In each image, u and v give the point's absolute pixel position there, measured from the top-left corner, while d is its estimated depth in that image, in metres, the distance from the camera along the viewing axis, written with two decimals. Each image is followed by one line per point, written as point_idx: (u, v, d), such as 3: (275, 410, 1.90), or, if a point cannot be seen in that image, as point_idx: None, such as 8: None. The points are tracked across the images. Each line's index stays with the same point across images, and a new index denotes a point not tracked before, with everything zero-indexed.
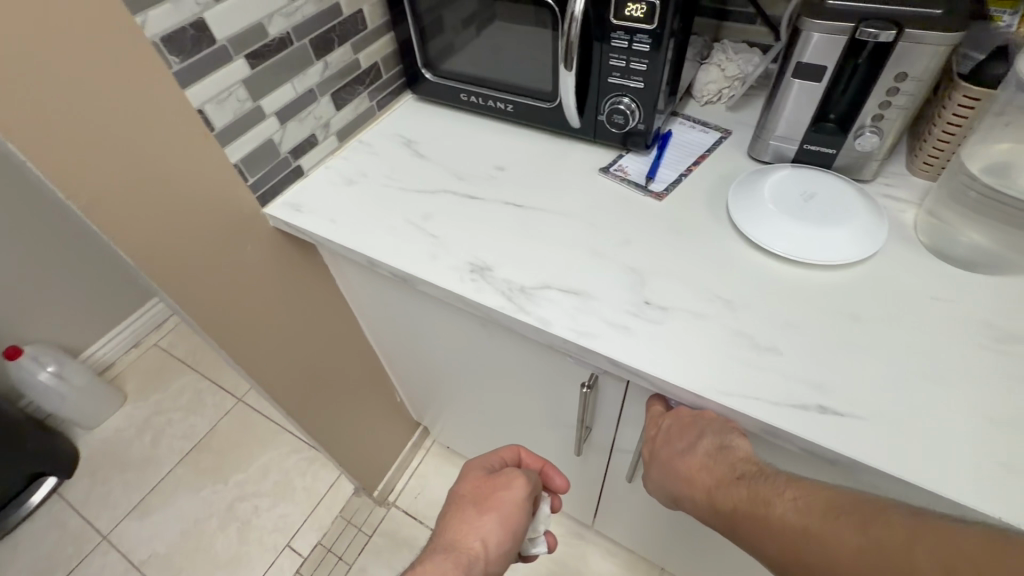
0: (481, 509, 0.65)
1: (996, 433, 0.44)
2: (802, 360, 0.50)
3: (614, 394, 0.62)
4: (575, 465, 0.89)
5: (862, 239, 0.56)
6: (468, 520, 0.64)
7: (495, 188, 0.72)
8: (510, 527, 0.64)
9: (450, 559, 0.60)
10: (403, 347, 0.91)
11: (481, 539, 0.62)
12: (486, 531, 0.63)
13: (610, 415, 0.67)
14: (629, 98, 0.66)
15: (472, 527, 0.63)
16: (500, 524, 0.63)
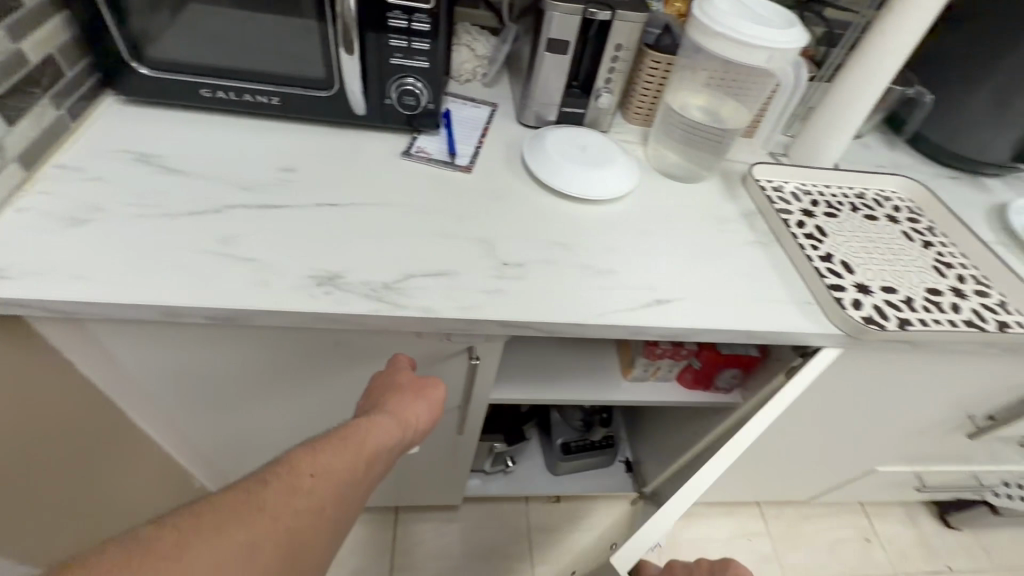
0: (417, 391, 0.52)
1: (747, 281, 0.65)
2: (632, 272, 0.62)
3: (494, 359, 0.67)
4: (449, 446, 0.90)
5: (626, 174, 0.73)
6: (397, 399, 0.51)
7: (295, 191, 0.63)
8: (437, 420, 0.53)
9: (378, 430, 0.46)
10: (213, 411, 0.73)
11: (409, 416, 0.50)
12: (412, 411, 0.50)
13: (488, 380, 0.71)
14: (415, 79, 0.67)
15: (402, 405, 0.50)
16: (429, 404, 0.52)
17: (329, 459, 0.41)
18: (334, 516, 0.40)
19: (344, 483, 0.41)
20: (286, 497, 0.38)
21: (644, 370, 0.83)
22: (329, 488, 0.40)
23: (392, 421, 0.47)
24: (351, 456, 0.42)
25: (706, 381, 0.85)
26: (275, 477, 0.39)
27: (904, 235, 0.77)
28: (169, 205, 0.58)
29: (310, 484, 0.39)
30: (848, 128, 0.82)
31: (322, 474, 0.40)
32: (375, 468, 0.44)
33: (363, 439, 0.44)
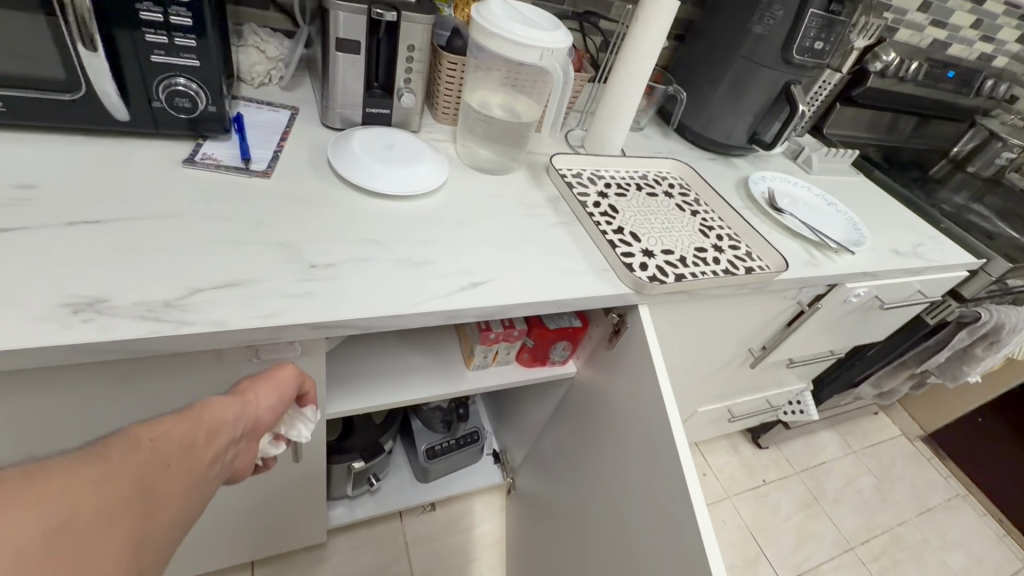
0: (263, 376, 0.50)
1: (553, 256, 0.71)
2: (447, 260, 0.65)
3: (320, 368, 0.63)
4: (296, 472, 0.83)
5: (437, 169, 0.76)
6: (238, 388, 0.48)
7: (34, 210, 0.52)
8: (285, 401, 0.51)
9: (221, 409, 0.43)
10: None
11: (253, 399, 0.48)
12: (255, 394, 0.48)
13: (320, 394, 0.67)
14: (187, 79, 0.61)
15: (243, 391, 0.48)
16: (274, 385, 0.50)
17: (175, 424, 0.38)
18: (184, 482, 0.36)
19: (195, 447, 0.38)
20: (136, 449, 0.34)
21: (485, 357, 0.87)
22: (178, 450, 0.37)
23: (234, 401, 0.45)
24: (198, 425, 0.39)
25: (542, 357, 0.91)
26: (115, 438, 0.34)
27: (677, 207, 0.93)
28: None
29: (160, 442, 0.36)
30: (626, 119, 0.95)
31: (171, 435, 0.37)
32: (226, 438, 0.42)
33: (207, 412, 0.41)
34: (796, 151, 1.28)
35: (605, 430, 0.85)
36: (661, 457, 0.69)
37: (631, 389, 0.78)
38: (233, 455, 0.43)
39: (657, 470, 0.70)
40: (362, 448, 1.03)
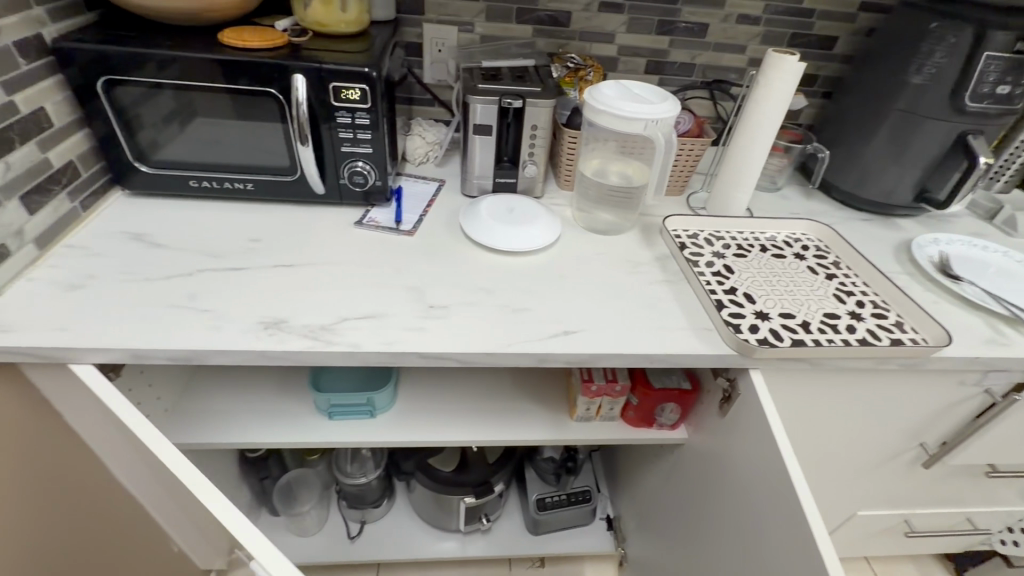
0: None
1: (650, 312, 0.73)
2: (545, 309, 0.71)
3: None
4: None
5: (549, 229, 0.84)
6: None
7: (256, 256, 0.75)
8: None
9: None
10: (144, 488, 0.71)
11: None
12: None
13: None
14: (363, 162, 0.81)
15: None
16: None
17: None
18: None
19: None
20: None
21: (588, 409, 0.88)
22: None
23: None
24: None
25: (649, 419, 0.89)
26: None
27: (809, 270, 0.85)
28: (151, 270, 0.70)
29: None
30: (751, 180, 0.93)
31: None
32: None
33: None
34: (992, 210, 1.07)
35: (715, 505, 0.78)
36: (787, 524, 0.61)
37: (740, 451, 0.71)
38: None
39: (783, 535, 0.62)
40: (473, 484, 1.10)
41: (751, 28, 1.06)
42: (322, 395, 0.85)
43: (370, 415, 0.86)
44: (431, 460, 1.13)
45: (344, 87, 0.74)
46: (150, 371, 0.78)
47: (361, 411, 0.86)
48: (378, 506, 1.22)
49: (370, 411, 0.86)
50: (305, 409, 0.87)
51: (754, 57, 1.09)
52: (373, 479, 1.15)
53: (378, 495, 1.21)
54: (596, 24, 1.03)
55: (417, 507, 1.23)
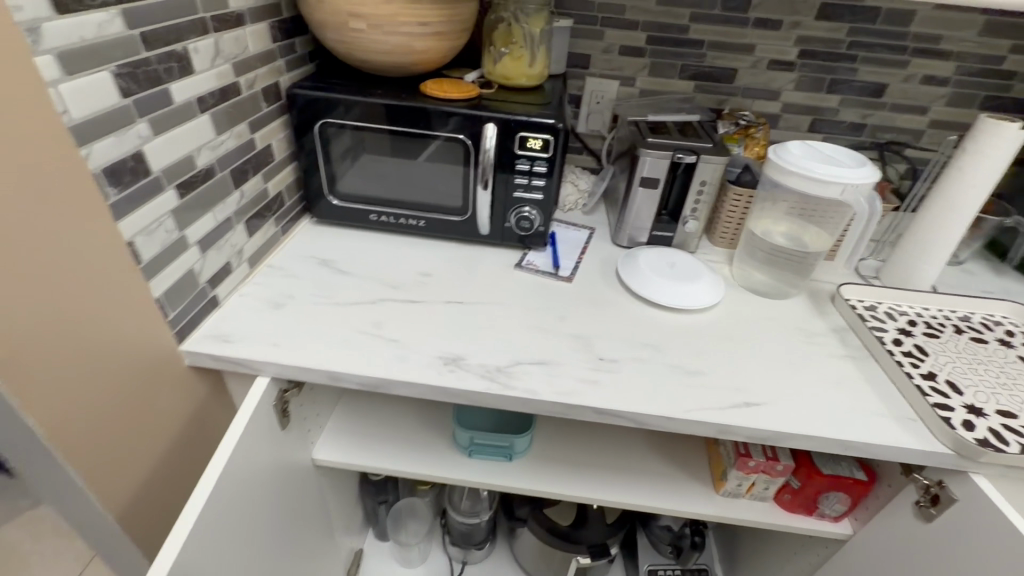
0: None
1: (837, 392, 0.67)
2: (719, 375, 0.67)
3: None
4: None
5: (713, 288, 0.81)
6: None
7: (430, 291, 0.78)
8: None
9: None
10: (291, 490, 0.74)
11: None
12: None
13: None
14: (531, 207, 0.84)
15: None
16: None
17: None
18: None
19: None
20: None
21: (739, 485, 0.81)
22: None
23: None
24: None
25: (808, 505, 0.80)
26: None
27: (1021, 360, 0.74)
28: (339, 295, 0.75)
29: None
30: (942, 253, 0.84)
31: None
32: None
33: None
34: None
35: None
36: None
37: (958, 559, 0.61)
38: None
39: None
40: (587, 543, 1.04)
41: (936, 90, 0.98)
42: (466, 431, 0.86)
43: (506, 457, 0.86)
44: (547, 511, 1.09)
45: (529, 137, 0.77)
46: (318, 391, 0.82)
47: (499, 452, 0.86)
48: (481, 548, 1.19)
49: (508, 453, 0.86)
50: (444, 443, 0.88)
51: (936, 119, 1.01)
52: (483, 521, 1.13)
53: (484, 537, 1.18)
54: (761, 82, 1.01)
55: (520, 557, 1.18)
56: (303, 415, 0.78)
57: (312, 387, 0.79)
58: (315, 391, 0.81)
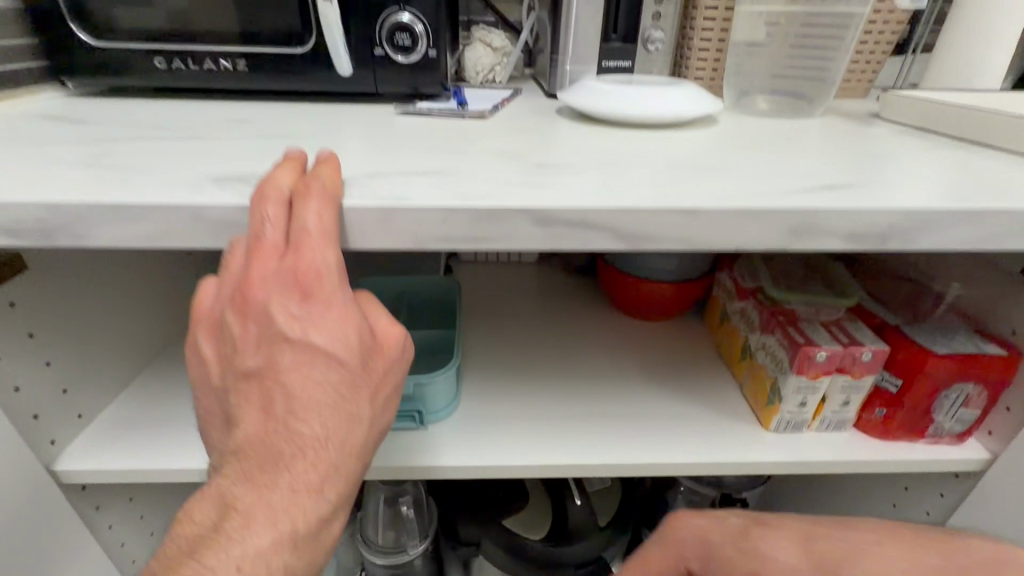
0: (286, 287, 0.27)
1: (965, 171, 0.37)
2: (755, 167, 0.36)
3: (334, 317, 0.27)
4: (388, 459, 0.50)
5: (706, 96, 0.51)
6: (279, 277, 0.27)
7: (237, 132, 0.44)
8: (343, 321, 0.28)
9: (273, 323, 0.27)
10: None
11: (321, 334, 0.27)
12: (317, 281, 0.27)
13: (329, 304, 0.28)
14: (409, 10, 0.52)
15: (264, 307, 0.27)
16: (342, 321, 0.27)
17: (254, 422, 0.26)
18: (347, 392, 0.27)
19: (343, 442, 0.27)
20: (250, 545, 0.25)
21: (802, 406, 0.49)
22: (263, 458, 0.26)
23: (344, 358, 0.27)
24: (302, 431, 0.26)
25: (914, 421, 0.49)
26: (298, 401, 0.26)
27: None
28: (46, 138, 0.40)
29: (308, 489, 0.26)
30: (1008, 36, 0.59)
31: (248, 500, 0.25)
32: (383, 433, 0.30)
33: (316, 410, 0.26)
34: None
35: None
36: None
37: None
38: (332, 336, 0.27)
39: None
40: (576, 563, 0.66)
41: None
42: None
43: (417, 422, 0.50)
44: (506, 522, 0.70)
45: None
46: (47, 338, 0.44)
47: (405, 414, 0.50)
48: None
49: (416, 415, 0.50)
50: None
51: None
52: (416, 558, 0.74)
53: None
54: None
55: None
56: None
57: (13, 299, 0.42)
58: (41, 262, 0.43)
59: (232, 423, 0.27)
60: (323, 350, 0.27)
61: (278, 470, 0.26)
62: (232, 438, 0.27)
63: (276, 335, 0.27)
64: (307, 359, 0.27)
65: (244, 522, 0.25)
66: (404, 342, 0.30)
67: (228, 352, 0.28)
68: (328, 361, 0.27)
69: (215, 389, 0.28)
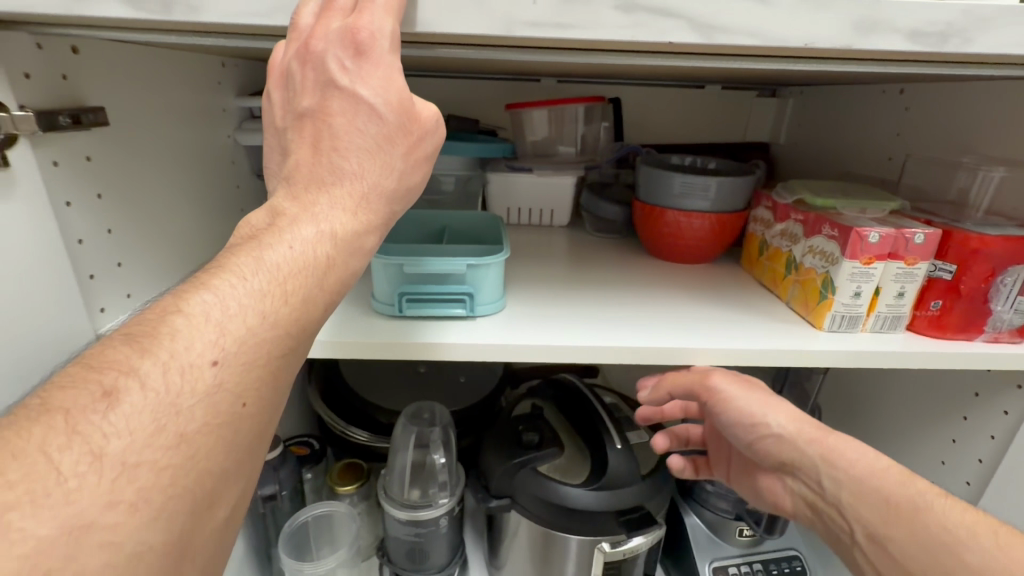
0: (345, 53, 0.29)
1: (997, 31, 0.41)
2: None
3: (385, 89, 0.30)
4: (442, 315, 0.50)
5: None
6: (339, 40, 0.29)
7: None
8: (389, 92, 0.30)
9: (331, 78, 0.29)
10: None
11: (369, 91, 0.30)
12: (372, 45, 0.30)
13: (380, 76, 0.30)
14: None
15: (323, 65, 0.29)
16: (388, 81, 0.30)
17: (305, 152, 0.30)
18: (382, 144, 0.30)
19: (376, 181, 0.30)
20: (301, 230, 0.27)
21: (857, 297, 0.48)
22: (308, 179, 0.29)
23: (385, 113, 0.30)
24: (343, 164, 0.29)
25: (974, 316, 0.48)
26: (340, 142, 0.29)
27: None
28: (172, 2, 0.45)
29: (345, 205, 0.29)
30: None
31: (296, 205, 0.29)
32: (410, 193, 0.33)
33: (354, 148, 0.29)
34: None
35: None
36: None
37: None
38: (379, 97, 0.30)
39: None
40: (617, 510, 0.63)
41: None
42: (388, 260, 0.48)
43: (466, 308, 0.49)
44: (542, 470, 0.66)
45: None
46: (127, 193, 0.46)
47: (454, 300, 0.49)
48: None
49: (466, 302, 0.49)
50: (356, 310, 0.51)
51: None
52: (441, 517, 0.69)
53: (449, 558, 0.74)
54: None
55: None
56: (59, 211, 0.41)
57: (88, 153, 0.43)
58: (95, 58, 0.43)
59: (290, 154, 0.30)
60: (366, 102, 0.29)
61: (320, 190, 0.29)
62: (287, 164, 0.30)
63: (331, 86, 0.29)
64: (358, 121, 0.29)
65: (292, 218, 0.28)
66: (435, 120, 0.33)
67: (291, 97, 0.31)
68: (370, 111, 0.29)
69: (280, 130, 0.32)
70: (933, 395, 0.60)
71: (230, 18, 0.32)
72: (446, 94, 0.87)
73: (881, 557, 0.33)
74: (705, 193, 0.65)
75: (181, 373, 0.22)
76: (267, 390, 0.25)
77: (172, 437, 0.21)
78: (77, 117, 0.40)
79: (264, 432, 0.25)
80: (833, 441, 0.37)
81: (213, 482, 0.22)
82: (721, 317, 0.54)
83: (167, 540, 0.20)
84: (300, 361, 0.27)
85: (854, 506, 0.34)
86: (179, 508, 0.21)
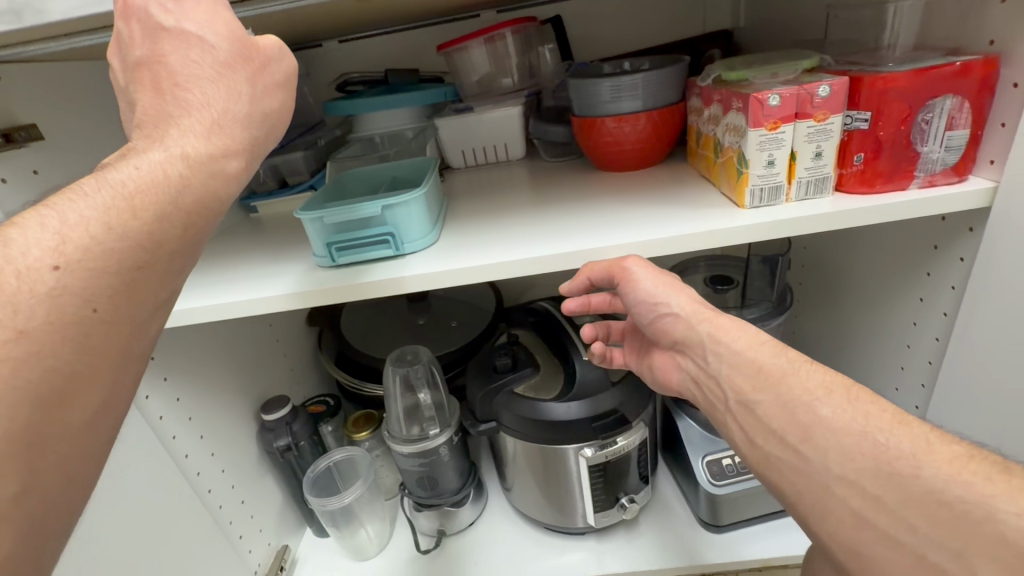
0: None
1: None
2: None
3: (209, 18, 0.35)
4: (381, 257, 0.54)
5: None
6: None
7: None
8: (213, 20, 0.35)
9: (157, 18, 0.34)
10: None
11: (194, 24, 0.35)
12: None
13: (204, 13, 0.35)
14: None
15: (148, 6, 0.35)
16: (213, 16, 0.36)
17: (150, 95, 0.34)
18: (220, 68, 0.35)
19: (225, 108, 0.34)
20: (148, 157, 0.31)
21: (772, 166, 0.47)
22: (157, 119, 0.33)
23: (213, 41, 0.35)
24: (187, 95, 0.34)
25: (899, 160, 0.45)
26: (177, 71, 0.34)
27: None
28: None
29: (197, 132, 0.33)
30: None
31: (146, 141, 0.32)
32: (268, 120, 0.37)
33: (196, 80, 0.34)
34: None
35: None
36: None
37: None
38: (210, 27, 0.35)
39: None
40: (593, 417, 0.66)
41: None
42: (312, 213, 0.52)
43: (393, 248, 0.52)
44: (519, 391, 0.70)
45: None
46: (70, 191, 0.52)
47: (380, 242, 0.52)
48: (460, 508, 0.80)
49: (392, 241, 0.53)
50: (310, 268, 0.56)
51: None
52: (440, 447, 0.75)
53: (461, 482, 0.80)
54: None
55: (523, 508, 0.80)
56: None
57: (35, 168, 0.48)
58: (21, 79, 0.48)
59: (133, 102, 0.34)
60: (195, 35, 0.34)
61: (171, 123, 0.33)
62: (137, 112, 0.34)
63: (157, 28, 0.34)
64: (187, 42, 0.34)
65: (139, 150, 0.32)
66: (278, 49, 0.38)
67: (124, 49, 0.35)
68: (200, 42, 0.34)
69: (123, 86, 0.35)
70: (898, 257, 0.57)
71: (80, 11, 0.36)
72: (389, 50, 0.88)
73: (747, 417, 0.37)
74: (634, 92, 0.63)
75: (18, 276, 0.25)
76: (122, 301, 0.28)
77: (8, 332, 0.24)
78: (8, 136, 0.46)
79: (127, 340, 0.29)
80: (722, 323, 0.42)
81: (63, 380, 0.26)
82: (649, 215, 0.54)
83: (13, 428, 0.24)
84: (164, 275, 0.31)
85: (730, 377, 0.39)
86: (24, 398, 0.25)
